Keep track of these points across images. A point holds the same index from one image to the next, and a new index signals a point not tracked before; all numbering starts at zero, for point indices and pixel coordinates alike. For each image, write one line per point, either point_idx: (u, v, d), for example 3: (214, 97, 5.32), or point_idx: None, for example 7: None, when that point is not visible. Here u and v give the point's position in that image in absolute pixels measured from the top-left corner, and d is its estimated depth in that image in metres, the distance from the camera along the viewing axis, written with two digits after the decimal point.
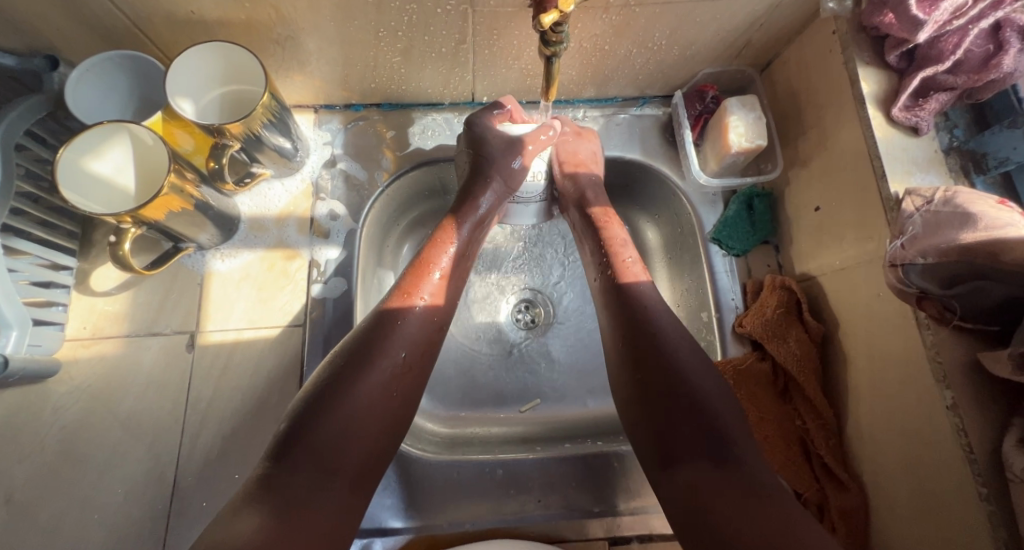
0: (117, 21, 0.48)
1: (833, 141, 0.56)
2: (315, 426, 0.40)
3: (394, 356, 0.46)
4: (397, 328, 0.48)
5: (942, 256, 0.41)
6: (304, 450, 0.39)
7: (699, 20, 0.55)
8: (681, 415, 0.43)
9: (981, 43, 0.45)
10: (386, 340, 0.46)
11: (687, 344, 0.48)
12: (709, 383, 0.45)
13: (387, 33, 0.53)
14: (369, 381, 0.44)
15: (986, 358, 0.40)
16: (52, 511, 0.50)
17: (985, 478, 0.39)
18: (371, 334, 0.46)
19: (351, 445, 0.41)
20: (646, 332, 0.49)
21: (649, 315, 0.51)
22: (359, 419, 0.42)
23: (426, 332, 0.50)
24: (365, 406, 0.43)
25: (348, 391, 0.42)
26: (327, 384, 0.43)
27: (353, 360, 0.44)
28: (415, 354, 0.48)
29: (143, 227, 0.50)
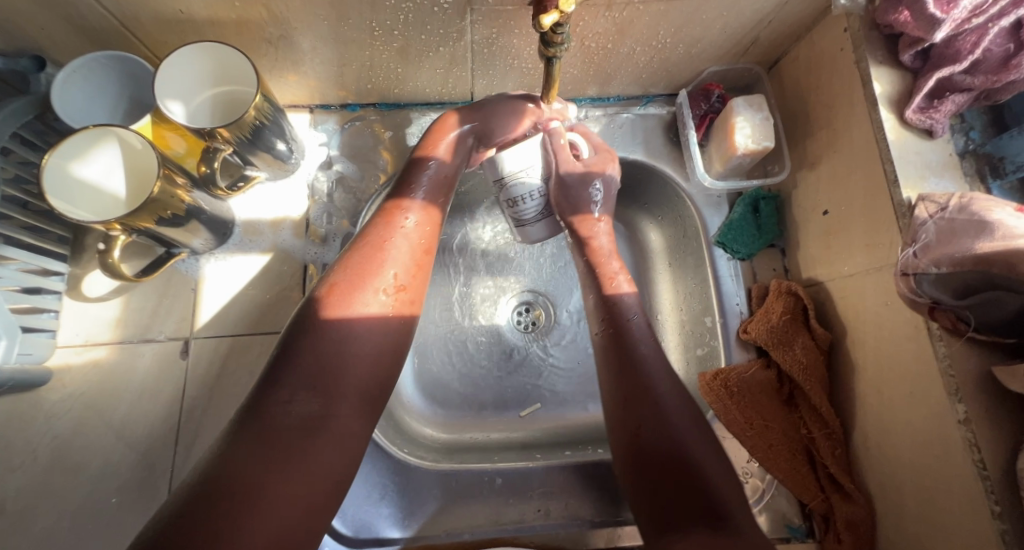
0: (104, 21, 0.46)
1: (843, 144, 0.54)
2: (252, 444, 0.33)
3: (336, 349, 0.39)
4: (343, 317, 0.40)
5: (956, 265, 0.40)
6: (243, 463, 0.32)
7: (706, 17, 0.53)
8: (677, 468, 0.42)
9: (1001, 42, 0.43)
10: (325, 336, 0.39)
11: (674, 393, 0.48)
12: (693, 429, 0.45)
13: (383, 32, 0.51)
14: (308, 380, 0.37)
15: (1002, 373, 0.39)
16: (45, 521, 0.49)
17: (999, 496, 0.38)
18: (304, 331, 0.39)
19: (340, 382, 0.38)
20: (640, 384, 0.48)
21: (640, 358, 0.50)
22: (312, 421, 0.36)
23: (383, 319, 0.42)
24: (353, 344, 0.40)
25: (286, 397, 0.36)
26: (299, 325, 0.40)
27: (287, 361, 0.37)
28: (405, 296, 0.45)
29: (133, 234, 0.49)
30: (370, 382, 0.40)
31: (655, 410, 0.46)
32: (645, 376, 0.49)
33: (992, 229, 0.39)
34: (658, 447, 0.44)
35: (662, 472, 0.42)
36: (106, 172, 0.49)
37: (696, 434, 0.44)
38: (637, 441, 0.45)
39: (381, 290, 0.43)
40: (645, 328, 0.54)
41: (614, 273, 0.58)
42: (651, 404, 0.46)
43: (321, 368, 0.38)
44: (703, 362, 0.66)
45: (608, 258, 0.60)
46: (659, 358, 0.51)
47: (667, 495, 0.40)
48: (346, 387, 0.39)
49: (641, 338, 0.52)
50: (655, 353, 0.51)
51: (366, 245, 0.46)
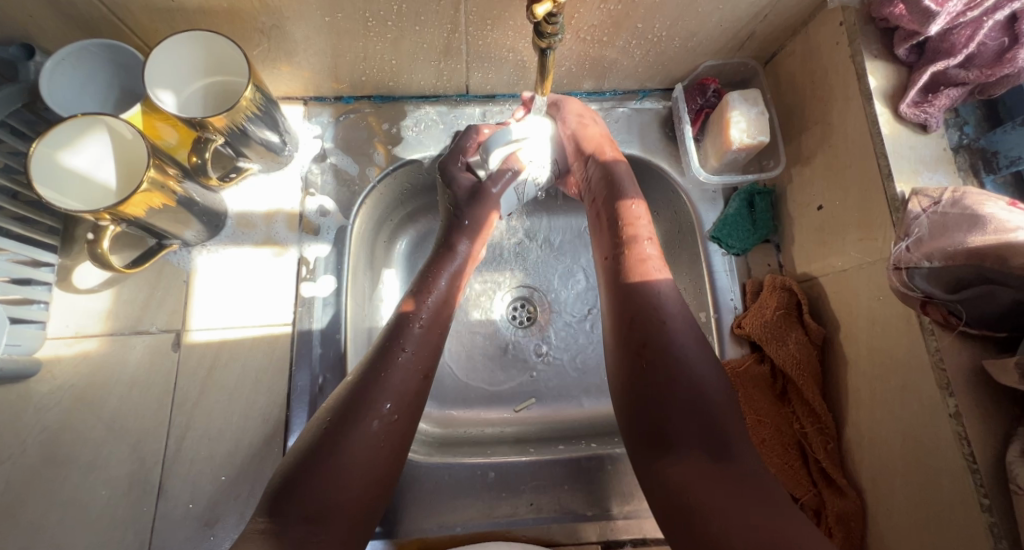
0: (93, 8, 0.46)
1: (837, 138, 0.54)
2: (312, 481, 0.39)
3: (380, 411, 0.43)
4: (387, 373, 0.46)
5: (950, 259, 0.40)
6: (298, 495, 0.38)
7: (702, 10, 0.53)
8: (686, 386, 0.41)
9: (996, 36, 0.43)
10: (374, 391, 0.44)
11: (706, 359, 0.44)
12: (694, 345, 0.44)
13: (377, 23, 0.51)
14: (359, 431, 0.42)
15: (992, 367, 0.39)
16: (33, 513, 0.49)
17: (987, 489, 0.38)
18: (359, 387, 0.44)
19: (349, 488, 0.40)
20: (647, 305, 0.47)
21: (670, 327, 0.45)
22: (355, 464, 0.41)
23: (414, 381, 0.47)
24: (361, 452, 0.41)
25: (340, 450, 0.40)
26: (362, 379, 0.45)
27: (342, 415, 0.42)
28: (406, 399, 0.46)
29: (123, 225, 0.48)
30: (371, 487, 0.41)
31: (660, 327, 0.45)
32: (653, 294, 0.48)
33: (984, 224, 0.39)
34: (686, 399, 0.41)
35: (682, 417, 0.40)
36: (94, 161, 0.48)
37: (701, 353, 0.44)
38: (638, 378, 0.44)
39: (390, 402, 0.44)
40: (676, 294, 0.49)
41: (647, 254, 0.51)
42: (660, 322, 0.45)
43: (332, 477, 0.39)
44: None
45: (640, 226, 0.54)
46: (677, 301, 0.48)
47: (686, 438, 0.39)
48: (349, 492, 0.40)
49: (667, 301, 0.48)
50: (688, 319, 0.46)
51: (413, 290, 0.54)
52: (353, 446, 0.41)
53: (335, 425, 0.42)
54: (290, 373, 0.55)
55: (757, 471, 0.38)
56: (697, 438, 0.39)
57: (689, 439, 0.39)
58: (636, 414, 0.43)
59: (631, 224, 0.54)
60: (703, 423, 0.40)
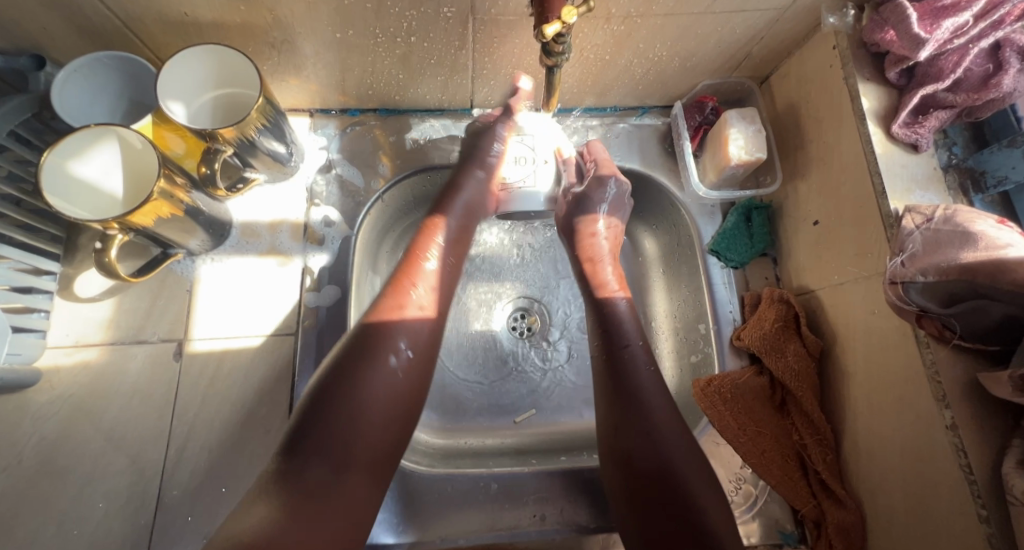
0: (107, 21, 0.47)
1: (831, 156, 0.56)
2: (332, 417, 0.39)
3: (394, 355, 0.43)
4: (394, 324, 0.45)
5: (942, 274, 0.41)
6: (319, 438, 0.38)
7: (701, 32, 0.55)
8: (663, 474, 0.43)
9: (981, 63, 0.46)
10: (385, 337, 0.44)
11: (663, 408, 0.48)
12: (669, 427, 0.47)
13: (386, 39, 0.52)
14: (378, 374, 0.42)
15: (986, 379, 0.41)
16: (27, 526, 0.47)
17: (985, 499, 0.39)
18: (368, 330, 0.44)
19: (364, 433, 0.40)
20: (629, 377, 0.50)
21: (639, 393, 0.49)
22: (371, 409, 0.40)
23: (420, 332, 0.47)
24: (379, 392, 0.41)
25: (357, 391, 0.40)
26: (372, 321, 0.45)
27: (353, 357, 0.42)
28: (422, 344, 0.46)
29: (130, 234, 0.48)
30: (390, 425, 0.42)
31: (632, 407, 0.48)
32: (625, 373, 0.51)
33: (975, 241, 0.41)
34: (652, 467, 0.44)
35: (664, 505, 0.42)
36: (104, 170, 0.48)
37: (680, 440, 0.46)
38: (623, 444, 0.46)
39: (401, 340, 0.45)
40: (641, 344, 0.54)
41: (608, 280, 0.62)
42: (632, 401, 0.48)
43: (354, 420, 0.39)
44: (697, 369, 0.67)
45: (605, 261, 0.63)
46: (652, 379, 0.51)
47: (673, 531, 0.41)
48: (369, 432, 0.40)
49: (631, 344, 0.54)
50: (643, 359, 0.52)
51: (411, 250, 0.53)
52: (370, 385, 0.41)
53: (347, 361, 0.42)
54: (292, 382, 0.55)
55: None
56: (650, 460, 0.44)
57: (672, 533, 0.40)
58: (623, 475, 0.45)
59: (595, 263, 0.63)
60: (662, 483, 0.43)
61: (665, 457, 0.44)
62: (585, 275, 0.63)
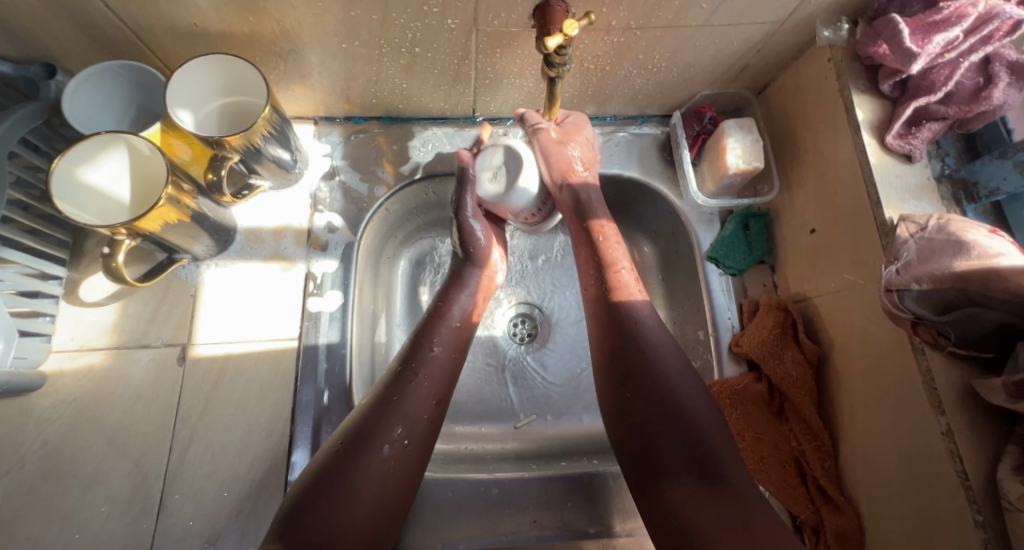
0: (118, 30, 0.47)
1: (827, 166, 0.57)
2: (322, 502, 0.41)
3: (390, 434, 0.45)
4: (401, 396, 0.48)
5: (936, 282, 0.42)
6: (308, 525, 0.39)
7: (699, 44, 0.56)
8: (673, 416, 0.45)
9: (972, 76, 0.47)
10: (385, 415, 0.46)
11: (671, 351, 0.50)
12: (677, 373, 0.48)
13: (391, 49, 0.53)
14: (373, 452, 0.44)
15: (981, 386, 0.41)
16: (29, 530, 0.48)
17: (980, 505, 0.40)
18: (375, 408, 0.47)
19: (354, 514, 0.41)
20: (634, 333, 0.51)
21: (643, 341, 0.50)
22: (364, 489, 0.42)
23: (428, 403, 0.49)
24: (374, 473, 0.43)
25: (352, 474, 0.42)
26: (383, 394, 0.48)
27: (353, 440, 0.44)
28: (420, 430, 0.48)
29: (137, 239, 0.49)
30: (380, 511, 0.43)
31: (639, 353, 0.49)
32: (633, 324, 0.52)
33: (968, 249, 0.42)
34: (661, 408, 0.46)
35: (671, 443, 0.44)
36: (113, 178, 0.49)
37: (687, 383, 0.48)
38: (628, 397, 0.48)
39: (400, 427, 0.46)
40: (668, 340, 0.51)
41: (626, 282, 0.56)
42: (639, 351, 0.50)
43: (343, 503, 0.41)
44: (696, 375, 0.67)
45: (620, 262, 0.58)
46: (657, 326, 0.52)
47: (676, 467, 0.43)
48: (358, 518, 0.41)
49: (659, 340, 0.51)
50: (672, 354, 0.50)
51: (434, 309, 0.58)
52: (366, 470, 0.43)
53: (355, 438, 0.44)
54: (295, 387, 0.55)
55: (749, 493, 0.41)
56: (683, 466, 0.43)
57: (681, 471, 0.43)
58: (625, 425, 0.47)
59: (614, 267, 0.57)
60: (670, 419, 0.45)
61: (674, 398, 0.46)
62: (602, 277, 0.56)
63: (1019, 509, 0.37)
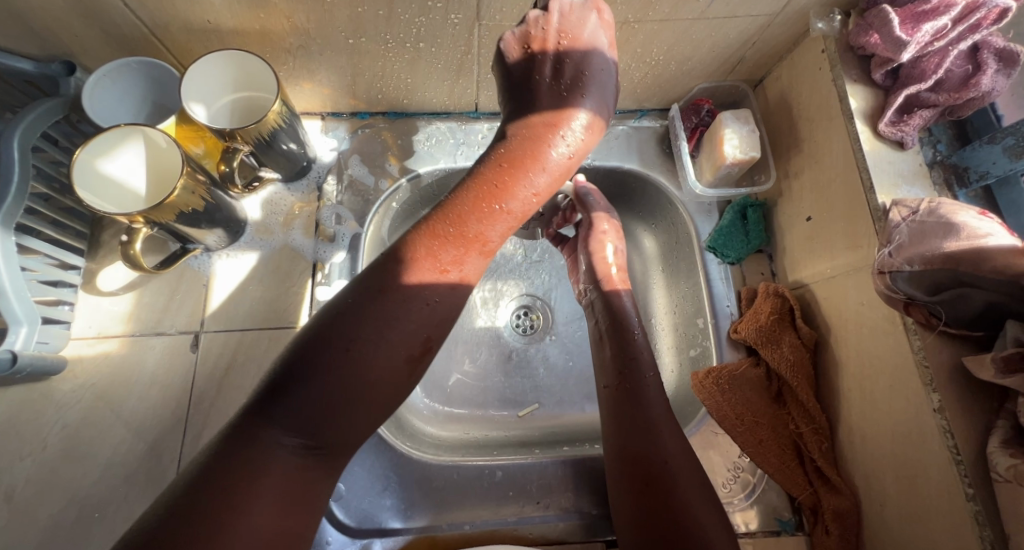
0: (134, 29, 0.49)
1: (822, 155, 0.58)
2: (301, 389, 0.32)
3: (398, 332, 0.36)
4: (416, 298, 0.37)
5: (927, 263, 0.44)
6: (284, 411, 0.32)
7: (696, 37, 0.57)
8: (662, 484, 0.44)
9: (961, 64, 0.48)
10: (397, 310, 0.36)
11: (665, 413, 0.50)
12: (672, 440, 0.48)
13: (396, 44, 0.55)
14: (375, 349, 0.35)
15: (971, 363, 0.42)
16: (50, 510, 0.49)
17: (971, 477, 0.41)
18: (382, 296, 0.36)
19: (340, 416, 0.34)
20: (633, 384, 0.52)
21: (641, 399, 0.51)
22: (355, 388, 0.34)
23: (444, 309, 0.39)
24: (370, 377, 0.34)
25: (342, 363, 0.33)
26: (394, 281, 0.37)
27: (352, 326, 0.35)
28: (439, 324, 0.39)
29: (154, 228, 0.51)
30: (368, 416, 0.35)
31: (638, 418, 0.49)
32: (632, 375, 0.53)
33: (957, 230, 0.43)
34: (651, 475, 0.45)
35: (663, 511, 0.43)
36: (129, 170, 0.51)
37: (680, 448, 0.47)
38: (631, 451, 0.48)
39: (412, 327, 0.36)
40: (656, 379, 0.53)
41: (614, 276, 0.63)
42: (637, 413, 0.50)
43: (329, 400, 0.33)
44: (695, 362, 0.68)
45: (609, 259, 0.64)
46: (657, 386, 0.52)
47: (665, 532, 0.41)
48: (345, 418, 0.34)
49: (648, 382, 0.52)
50: (664, 417, 0.50)
51: (480, 191, 0.42)
52: (362, 360, 0.34)
53: (355, 311, 0.35)
54: None
55: None
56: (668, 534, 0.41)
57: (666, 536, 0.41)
58: (626, 489, 0.46)
59: (603, 260, 0.64)
60: (659, 487, 0.44)
61: (664, 463, 0.46)
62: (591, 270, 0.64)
63: (1008, 480, 0.38)
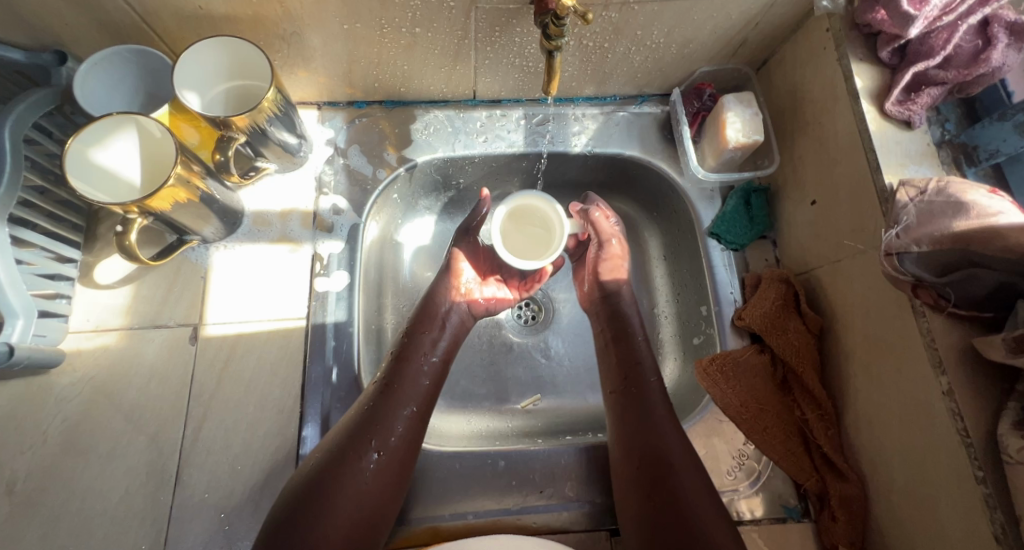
0: (125, 15, 0.48)
1: (827, 137, 0.57)
2: (296, 528, 0.42)
3: (370, 451, 0.48)
4: (399, 401, 0.53)
5: (935, 244, 0.43)
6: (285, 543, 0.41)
7: (697, 17, 0.56)
8: (663, 468, 0.48)
9: (970, 39, 0.47)
10: (386, 415, 0.51)
11: (665, 409, 0.54)
12: (671, 431, 0.51)
13: (392, 30, 0.54)
14: (360, 465, 0.47)
15: (981, 343, 0.42)
16: (52, 503, 0.49)
17: (982, 460, 0.40)
18: (372, 410, 0.51)
19: (333, 530, 0.43)
20: (638, 386, 0.57)
21: (646, 399, 0.55)
22: (341, 513, 0.44)
23: (416, 419, 0.53)
24: (353, 493, 0.46)
25: (331, 494, 0.44)
26: (380, 394, 0.53)
27: (337, 458, 0.47)
28: (421, 412, 0.54)
29: (149, 218, 0.50)
30: (358, 529, 0.45)
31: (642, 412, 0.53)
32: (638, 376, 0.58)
33: (967, 209, 0.42)
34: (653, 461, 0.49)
35: (665, 493, 0.46)
36: (123, 159, 0.50)
37: (678, 437, 0.51)
38: (636, 440, 0.51)
39: (377, 442, 0.49)
40: (658, 383, 0.57)
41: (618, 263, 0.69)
42: (642, 408, 0.54)
43: (321, 515, 0.43)
44: (699, 350, 0.68)
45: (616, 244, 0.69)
46: (658, 387, 0.57)
47: (665, 510, 0.45)
48: (334, 530, 0.43)
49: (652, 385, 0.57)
50: (665, 412, 0.54)
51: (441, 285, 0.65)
52: (344, 484, 0.45)
53: (340, 452, 0.47)
54: (303, 364, 0.57)
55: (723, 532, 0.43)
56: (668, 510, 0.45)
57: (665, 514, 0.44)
58: (629, 476, 0.49)
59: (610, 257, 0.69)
60: (659, 472, 0.48)
61: (665, 450, 0.49)
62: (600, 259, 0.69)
63: (1020, 461, 0.37)
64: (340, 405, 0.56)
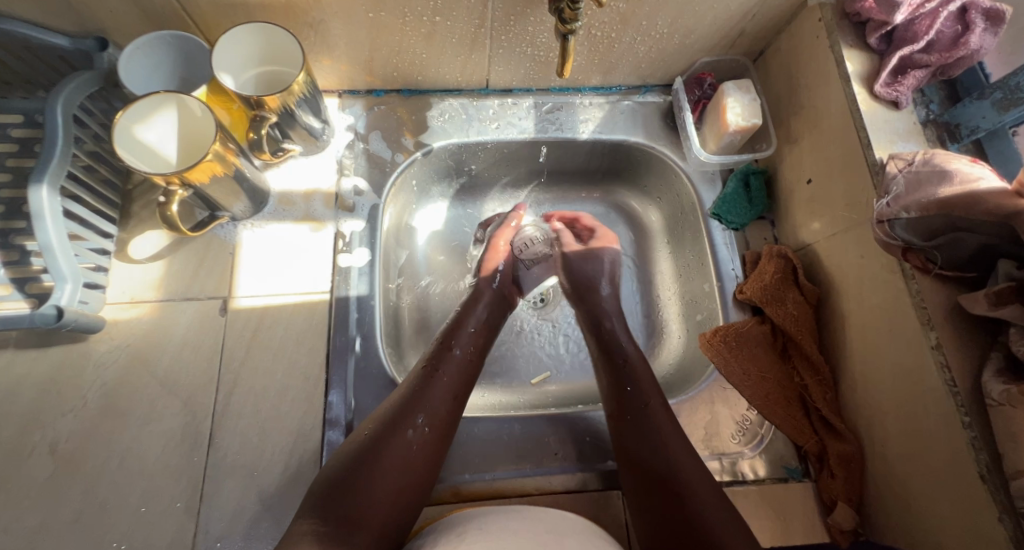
0: (166, 3, 0.52)
1: (821, 119, 0.61)
2: (355, 486, 0.44)
3: (415, 422, 0.50)
4: (436, 377, 0.55)
5: (923, 211, 0.46)
6: (338, 500, 0.43)
7: (699, 8, 0.60)
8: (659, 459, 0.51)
9: (951, 25, 0.52)
10: (428, 391, 0.53)
11: (652, 392, 0.57)
12: (662, 417, 0.55)
13: (414, 18, 0.58)
14: (407, 432, 0.49)
15: (965, 300, 0.45)
16: (93, 462, 0.52)
17: (967, 406, 0.44)
18: (417, 386, 0.53)
19: (383, 493, 0.45)
20: (623, 372, 0.60)
21: (635, 382, 0.58)
22: (392, 473, 0.46)
23: (450, 398, 0.54)
24: (399, 458, 0.47)
25: (381, 455, 0.47)
26: (423, 372, 0.55)
27: (387, 426, 0.49)
28: (457, 389, 0.55)
29: (188, 191, 0.53)
30: (403, 497, 0.46)
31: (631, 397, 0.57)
32: (621, 361, 0.61)
33: (951, 177, 0.46)
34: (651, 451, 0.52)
35: (666, 481, 0.50)
36: (162, 135, 0.53)
37: (668, 423, 0.54)
38: (631, 427, 0.55)
39: (424, 415, 0.51)
40: (647, 373, 0.60)
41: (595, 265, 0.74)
42: (638, 396, 0.56)
43: (372, 477, 0.45)
44: (702, 325, 0.71)
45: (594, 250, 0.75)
46: (642, 367, 0.60)
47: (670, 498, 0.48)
48: (385, 493, 0.45)
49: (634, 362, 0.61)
50: (654, 398, 0.56)
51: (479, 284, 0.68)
52: (392, 454, 0.47)
53: (389, 421, 0.50)
54: (329, 335, 0.60)
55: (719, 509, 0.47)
56: (671, 495, 0.49)
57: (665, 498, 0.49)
58: (635, 465, 0.53)
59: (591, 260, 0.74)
60: (657, 462, 0.51)
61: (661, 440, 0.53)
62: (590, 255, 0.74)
63: (1001, 403, 0.41)
64: (363, 373, 0.59)
